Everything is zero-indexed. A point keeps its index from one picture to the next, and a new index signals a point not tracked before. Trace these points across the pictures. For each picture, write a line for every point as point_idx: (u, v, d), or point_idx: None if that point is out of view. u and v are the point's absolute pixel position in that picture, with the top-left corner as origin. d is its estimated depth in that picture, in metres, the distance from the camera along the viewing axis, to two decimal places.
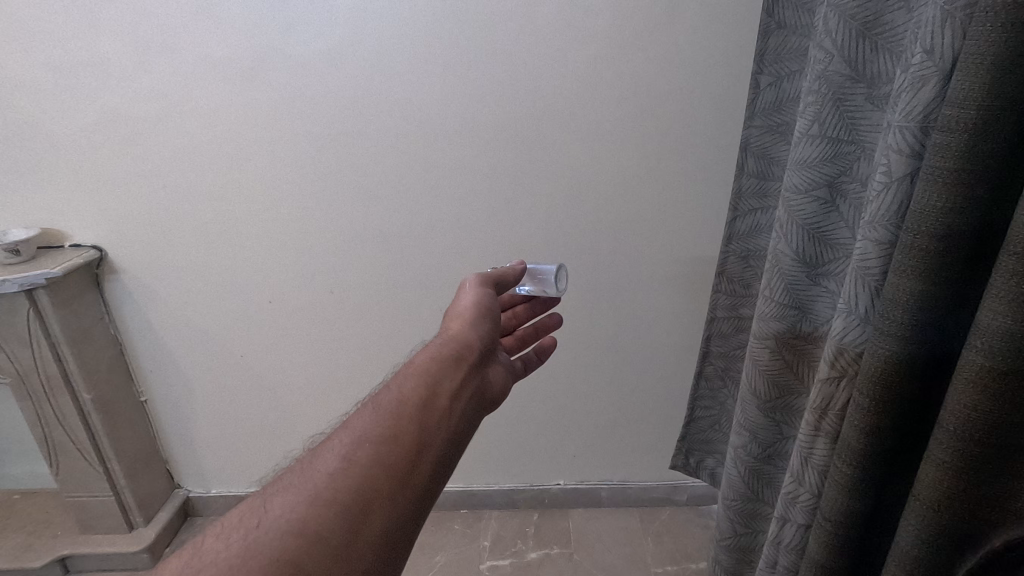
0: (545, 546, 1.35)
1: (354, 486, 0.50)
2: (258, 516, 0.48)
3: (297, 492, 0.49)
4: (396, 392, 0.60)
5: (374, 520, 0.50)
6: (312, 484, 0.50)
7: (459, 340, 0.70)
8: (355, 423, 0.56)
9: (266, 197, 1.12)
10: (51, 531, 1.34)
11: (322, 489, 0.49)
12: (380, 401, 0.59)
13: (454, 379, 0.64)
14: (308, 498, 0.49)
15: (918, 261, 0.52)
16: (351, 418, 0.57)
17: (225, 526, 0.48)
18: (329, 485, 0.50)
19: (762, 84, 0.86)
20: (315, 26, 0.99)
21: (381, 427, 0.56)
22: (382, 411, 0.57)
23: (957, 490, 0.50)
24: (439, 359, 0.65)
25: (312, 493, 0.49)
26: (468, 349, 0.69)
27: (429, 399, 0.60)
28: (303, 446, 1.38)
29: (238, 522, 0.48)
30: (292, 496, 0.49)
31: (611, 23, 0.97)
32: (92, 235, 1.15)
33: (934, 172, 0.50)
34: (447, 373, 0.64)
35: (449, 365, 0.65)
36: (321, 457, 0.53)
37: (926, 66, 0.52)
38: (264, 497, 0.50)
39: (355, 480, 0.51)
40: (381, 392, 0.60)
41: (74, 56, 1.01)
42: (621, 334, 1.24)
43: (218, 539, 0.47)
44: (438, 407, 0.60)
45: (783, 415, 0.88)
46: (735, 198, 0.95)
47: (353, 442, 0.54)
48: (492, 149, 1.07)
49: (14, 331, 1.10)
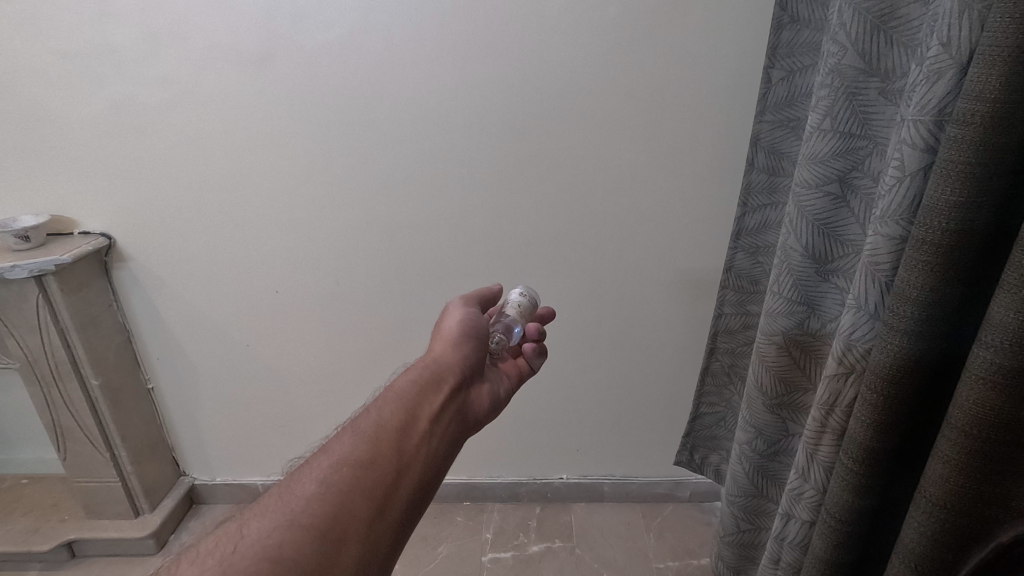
0: (546, 540, 1.36)
1: (330, 512, 0.51)
2: (233, 543, 0.48)
3: (272, 517, 0.49)
4: (374, 416, 0.61)
5: (349, 546, 0.49)
6: (287, 509, 0.50)
7: (441, 362, 0.70)
8: (334, 448, 0.57)
9: (274, 188, 1.12)
10: (58, 515, 1.36)
11: (298, 514, 0.50)
12: (359, 426, 0.60)
13: (433, 403, 0.64)
14: (285, 522, 0.49)
15: (929, 257, 0.51)
16: (329, 442, 0.58)
17: (199, 552, 0.48)
18: (306, 510, 0.50)
19: (774, 79, 0.85)
20: (325, 17, 0.98)
21: (360, 451, 0.56)
22: (361, 435, 0.58)
23: (965, 487, 0.50)
24: (418, 381, 0.66)
25: (288, 518, 0.49)
26: (450, 371, 0.69)
27: (407, 423, 0.61)
28: (306, 436, 1.39)
29: (214, 547, 0.48)
30: (269, 521, 0.49)
31: (622, 16, 0.96)
32: (101, 223, 1.16)
33: (946, 167, 0.49)
34: (425, 398, 0.64)
35: (427, 389, 0.65)
36: (298, 482, 0.53)
37: (942, 59, 0.52)
38: (240, 521, 0.50)
39: (332, 505, 0.51)
40: (360, 418, 0.61)
41: (86, 43, 1.01)
42: (627, 329, 1.24)
43: (192, 565, 0.47)
44: (415, 433, 0.60)
45: (790, 412, 0.88)
46: (744, 193, 0.94)
47: (331, 466, 0.54)
48: (500, 143, 1.06)
49: (24, 316, 1.11)
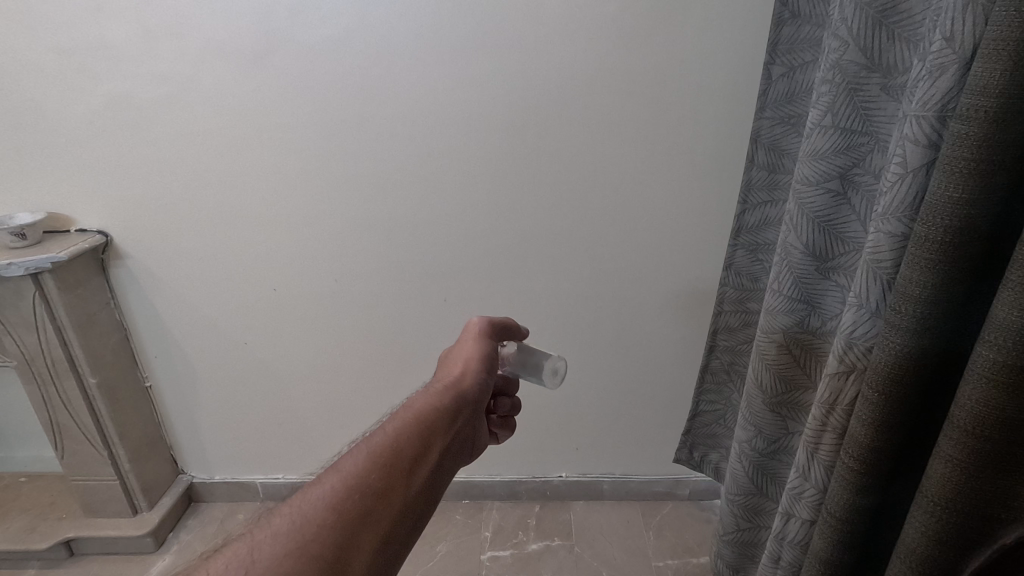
0: (546, 538, 1.35)
1: (339, 540, 0.50)
2: (244, 565, 0.47)
3: (282, 539, 0.49)
4: (390, 435, 0.60)
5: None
6: (298, 533, 0.49)
7: (459, 389, 0.69)
8: (348, 466, 0.56)
9: (272, 185, 1.11)
10: (57, 513, 1.35)
11: (309, 541, 0.49)
12: (375, 444, 0.58)
13: (447, 434, 0.64)
14: (296, 548, 0.48)
15: (931, 254, 0.51)
16: (343, 459, 0.57)
17: (208, 572, 0.47)
18: (316, 537, 0.49)
19: (774, 75, 0.84)
20: (322, 13, 0.98)
21: (372, 475, 0.55)
22: (377, 457, 0.57)
23: (967, 487, 0.49)
24: (437, 408, 0.65)
25: (300, 543, 0.48)
26: (466, 402, 0.69)
27: (422, 453, 0.60)
28: (303, 432, 1.39)
29: (223, 566, 0.47)
30: (280, 544, 0.48)
31: (621, 12, 0.96)
32: (98, 221, 1.15)
33: (949, 164, 0.48)
34: (441, 427, 0.64)
35: (444, 417, 0.65)
36: (311, 500, 0.52)
37: (945, 54, 0.51)
38: (249, 541, 0.49)
39: (342, 532, 0.50)
40: (375, 435, 0.60)
41: (82, 40, 1.01)
42: (626, 327, 1.23)
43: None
44: (428, 465, 0.60)
45: (790, 410, 0.87)
46: (744, 191, 0.94)
47: (344, 488, 0.53)
48: (499, 139, 1.06)
49: (20, 314, 1.10)
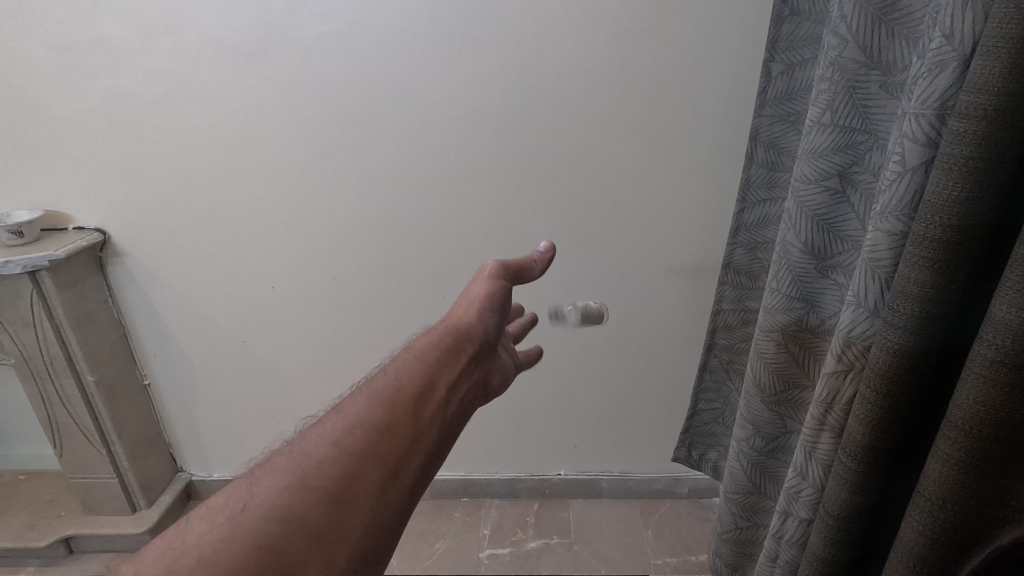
0: (545, 536, 1.35)
1: (340, 472, 0.48)
2: (243, 499, 0.45)
3: (281, 475, 0.47)
4: (391, 376, 0.57)
5: (360, 507, 0.47)
6: (298, 466, 0.48)
7: (461, 327, 0.64)
8: (347, 406, 0.54)
9: (270, 182, 1.11)
10: (56, 511, 1.35)
11: (309, 475, 0.47)
12: (374, 385, 0.56)
13: (453, 372, 0.60)
14: (294, 481, 0.46)
15: (929, 253, 0.50)
16: (344, 401, 0.55)
17: (211, 506, 0.46)
18: (317, 472, 0.47)
19: (773, 72, 0.84)
20: (320, 10, 0.97)
21: (373, 412, 0.52)
22: (376, 396, 0.54)
23: (964, 486, 0.49)
24: (438, 346, 0.61)
25: (300, 476, 0.47)
26: (469, 339, 0.64)
27: (425, 389, 0.56)
28: (302, 430, 1.39)
29: (225, 501, 0.46)
30: (279, 478, 0.47)
31: (620, 9, 0.95)
32: (96, 218, 1.15)
33: (948, 162, 0.48)
34: (445, 364, 0.60)
35: (446, 354, 0.61)
36: (310, 439, 0.50)
37: (945, 51, 0.51)
38: (250, 478, 0.48)
39: (343, 466, 0.48)
40: (375, 377, 0.57)
41: (80, 36, 1.00)
42: (625, 326, 1.23)
43: (203, 520, 0.45)
44: (432, 401, 0.56)
45: (788, 409, 0.87)
46: (743, 189, 0.93)
47: (344, 427, 0.51)
48: (497, 137, 1.05)
49: (18, 312, 1.10)
